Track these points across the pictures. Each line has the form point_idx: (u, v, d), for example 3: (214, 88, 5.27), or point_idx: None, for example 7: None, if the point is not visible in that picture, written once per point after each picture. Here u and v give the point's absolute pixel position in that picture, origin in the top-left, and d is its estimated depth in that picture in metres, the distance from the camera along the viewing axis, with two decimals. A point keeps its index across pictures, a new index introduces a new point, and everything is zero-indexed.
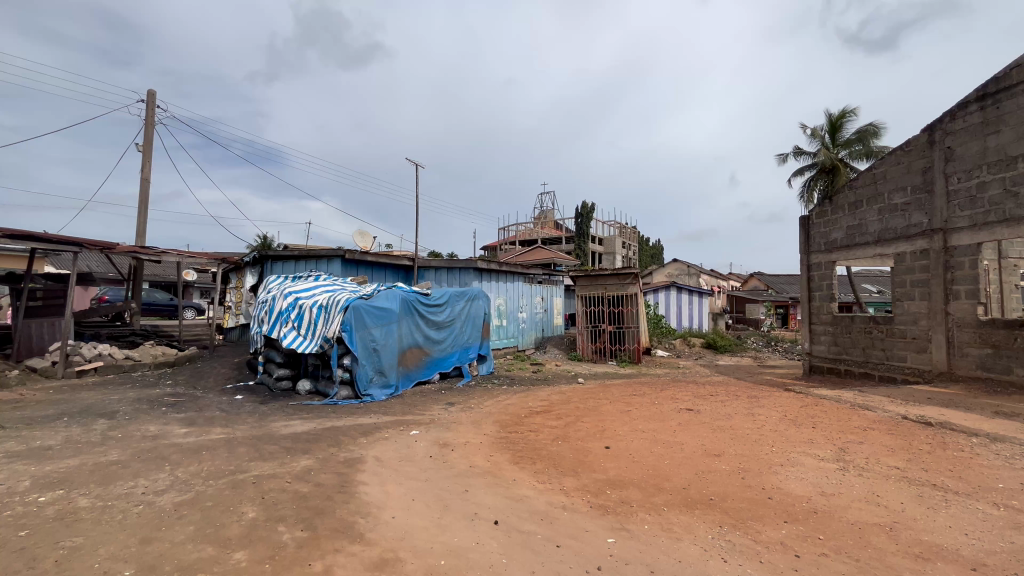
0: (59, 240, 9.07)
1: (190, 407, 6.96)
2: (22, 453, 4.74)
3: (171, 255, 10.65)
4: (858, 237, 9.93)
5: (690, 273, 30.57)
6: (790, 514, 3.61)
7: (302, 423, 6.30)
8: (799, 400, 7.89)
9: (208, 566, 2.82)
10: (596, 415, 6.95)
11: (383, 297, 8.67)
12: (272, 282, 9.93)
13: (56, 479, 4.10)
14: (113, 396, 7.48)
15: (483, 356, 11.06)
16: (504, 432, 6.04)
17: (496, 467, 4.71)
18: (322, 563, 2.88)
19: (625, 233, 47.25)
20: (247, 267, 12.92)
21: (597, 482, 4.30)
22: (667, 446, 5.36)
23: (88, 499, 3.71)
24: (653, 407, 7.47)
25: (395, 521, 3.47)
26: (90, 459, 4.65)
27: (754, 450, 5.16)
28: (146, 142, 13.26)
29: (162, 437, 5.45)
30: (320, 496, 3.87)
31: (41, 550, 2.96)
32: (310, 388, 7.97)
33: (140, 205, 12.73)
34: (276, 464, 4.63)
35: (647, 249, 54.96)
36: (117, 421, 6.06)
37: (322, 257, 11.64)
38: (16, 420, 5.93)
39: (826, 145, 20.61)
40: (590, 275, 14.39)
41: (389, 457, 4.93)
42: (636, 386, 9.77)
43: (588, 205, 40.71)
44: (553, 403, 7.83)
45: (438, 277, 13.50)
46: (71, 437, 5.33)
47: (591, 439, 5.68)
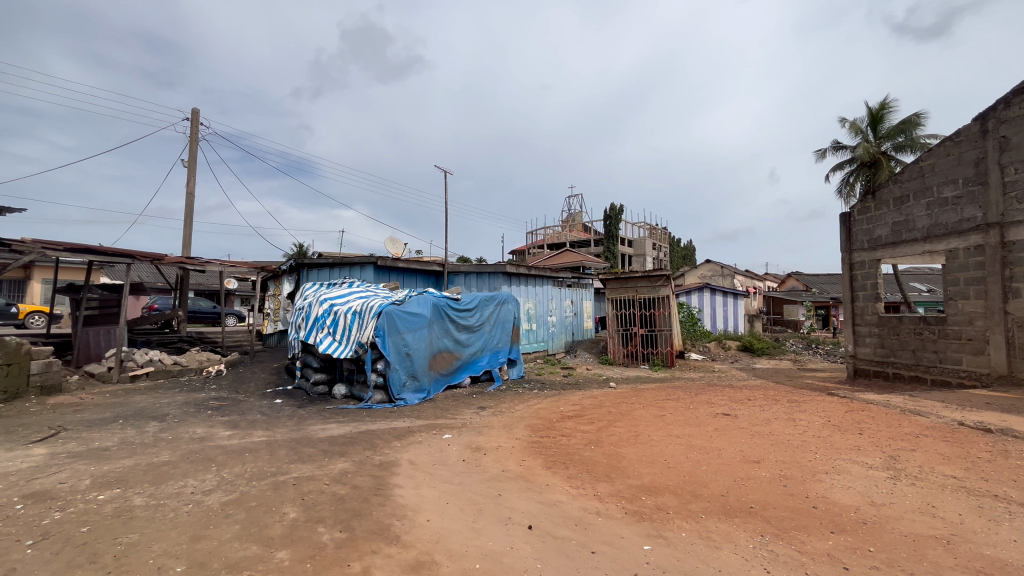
0: (113, 252, 9.62)
1: (233, 411, 7.23)
2: (83, 453, 5.05)
3: (215, 265, 11.13)
4: (905, 233, 9.43)
5: (724, 274, 29.86)
6: (836, 524, 3.46)
7: (338, 426, 6.48)
8: (845, 406, 7.50)
9: (254, 564, 2.93)
10: (629, 419, 6.86)
11: (414, 302, 8.81)
12: (308, 289, 10.23)
13: (113, 479, 4.34)
14: (163, 400, 7.89)
15: (513, 360, 11.10)
16: (536, 436, 6.03)
17: (529, 472, 4.70)
18: (360, 564, 2.94)
19: (655, 234, 46.57)
20: (285, 275, 13.45)
21: (631, 487, 4.23)
22: (704, 452, 5.23)
23: (143, 498, 3.92)
24: (687, 411, 7.29)
25: (430, 524, 3.50)
26: (143, 459, 4.90)
27: (797, 456, 4.97)
28: (191, 159, 14.00)
29: (207, 439, 5.69)
30: (358, 498, 3.96)
31: (101, 545, 3.14)
32: (346, 392, 8.18)
33: (186, 218, 13.44)
34: (314, 467, 4.76)
35: (677, 249, 54.01)
36: (168, 424, 6.37)
37: (355, 264, 11.92)
38: (77, 423, 6.32)
39: (866, 139, 19.76)
40: (620, 277, 14.20)
41: (423, 460, 5.01)
42: (669, 390, 9.62)
43: (616, 206, 40.24)
44: (585, 407, 7.78)
45: (467, 282, 13.66)
46: (126, 438, 5.63)
47: (624, 444, 5.61)
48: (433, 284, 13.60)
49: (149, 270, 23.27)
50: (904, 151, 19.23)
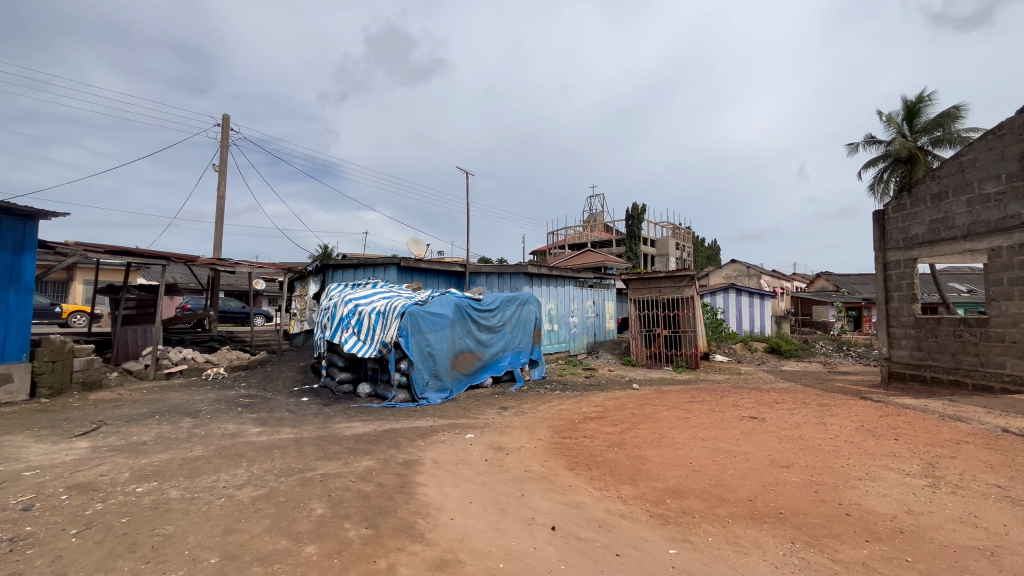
0: (149, 254, 9.99)
1: (262, 408, 7.43)
2: (122, 447, 5.27)
3: (244, 266, 11.45)
4: (944, 231, 9.05)
5: (750, 274, 29.21)
6: (871, 533, 3.35)
7: (363, 424, 6.58)
8: (879, 410, 7.23)
9: (283, 558, 3.00)
10: (652, 421, 6.78)
11: (437, 302, 8.89)
12: (333, 289, 10.42)
13: (150, 472, 4.51)
14: (196, 396, 8.17)
15: (535, 360, 11.09)
16: (559, 437, 6.01)
17: (551, 473, 4.69)
18: (386, 561, 2.98)
19: (679, 234, 45.86)
20: (311, 276, 13.74)
21: (655, 490, 4.18)
22: (731, 455, 5.12)
23: (178, 491, 4.06)
24: (713, 414, 7.15)
25: (454, 523, 3.53)
26: (178, 454, 5.08)
27: (828, 462, 4.83)
28: (222, 163, 14.44)
29: (238, 435, 5.86)
30: (382, 496, 4.02)
31: (140, 536, 3.27)
32: (370, 391, 8.31)
33: (218, 220, 13.88)
34: (340, 464, 4.85)
35: (702, 249, 52.99)
36: (201, 420, 6.58)
37: (379, 265, 12.09)
38: (117, 418, 6.59)
39: (902, 134, 19.02)
40: (643, 277, 14.04)
41: (446, 460, 5.04)
42: (694, 392, 9.46)
43: (639, 206, 39.80)
44: (608, 409, 7.72)
45: (489, 282, 13.72)
46: (162, 433, 5.85)
47: (648, 446, 5.54)
48: (456, 285, 13.70)
49: (183, 271, 24.08)
50: (941, 145, 18.46)
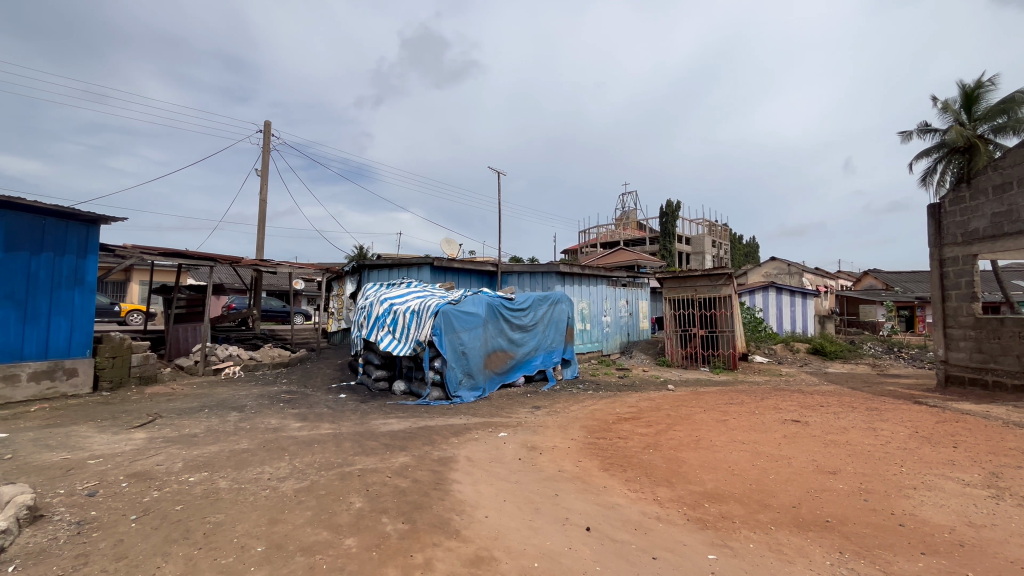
0: (198, 256, 10.50)
1: (303, 404, 7.70)
2: (175, 438, 5.57)
3: (285, 267, 11.88)
4: (1008, 225, 8.44)
5: (792, 272, 28.10)
6: (928, 545, 3.16)
7: (399, 421, 6.71)
8: (935, 416, 6.81)
9: (325, 549, 3.11)
10: (689, 423, 6.64)
11: (470, 302, 8.98)
12: (369, 289, 10.69)
13: (201, 463, 4.75)
14: (242, 392, 8.54)
15: (567, 360, 11.03)
16: (593, 437, 5.97)
17: (585, 473, 4.66)
18: (422, 556, 3.03)
19: (715, 232, 44.62)
20: (348, 276, 14.14)
21: (693, 493, 4.09)
22: (772, 460, 4.95)
23: (227, 481, 4.26)
24: (752, 417, 6.92)
25: (488, 520, 3.56)
26: (226, 446, 5.33)
27: (878, 469, 4.60)
28: (264, 168, 15.03)
29: (280, 430, 6.09)
30: (418, 491, 4.10)
31: (193, 523, 3.45)
32: (405, 388, 8.48)
33: (261, 222, 14.46)
34: (377, 459, 4.97)
35: (740, 247, 51.39)
36: (246, 414, 6.88)
37: (413, 265, 12.30)
38: (170, 411, 6.97)
39: (959, 122, 17.87)
40: (678, 276, 13.74)
41: (479, 457, 5.09)
42: (732, 394, 9.19)
43: (673, 203, 38.94)
44: (642, 410, 7.60)
45: (521, 281, 13.74)
46: (211, 426, 6.15)
47: (685, 449, 5.42)
48: (488, 284, 13.80)
49: (228, 271, 25.20)
50: (1005, 133, 17.20)
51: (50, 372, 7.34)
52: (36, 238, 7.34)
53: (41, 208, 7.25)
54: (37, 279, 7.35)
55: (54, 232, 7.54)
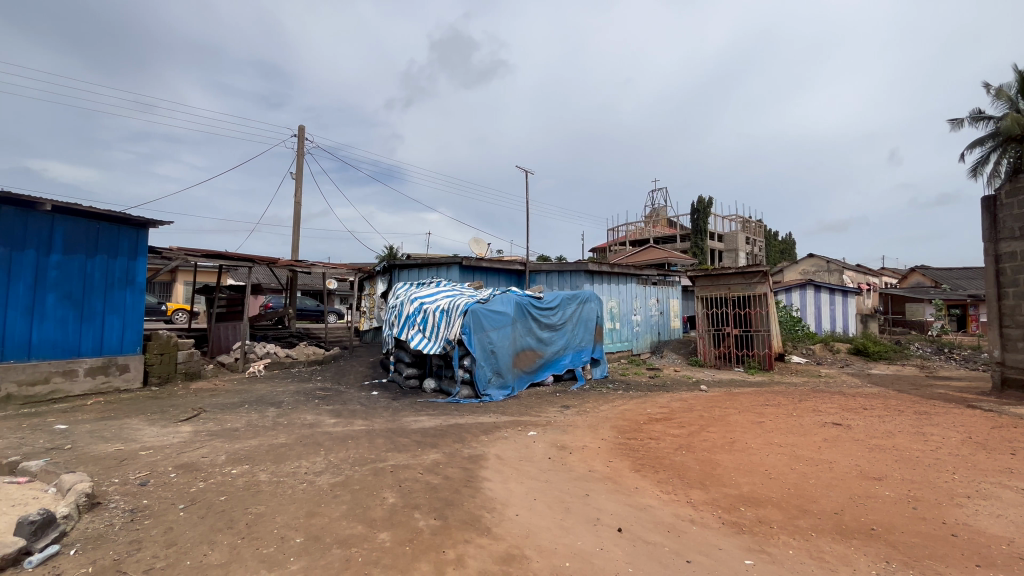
0: (237, 257, 10.91)
1: (337, 401, 7.90)
2: (219, 432, 5.82)
3: (319, 267, 12.22)
4: None
5: (832, 270, 27.04)
6: (983, 557, 2.99)
7: (429, 419, 6.81)
8: (991, 421, 6.42)
9: (360, 542, 3.18)
10: (723, 425, 6.47)
11: (499, 301, 9.02)
12: (400, 288, 10.88)
13: (243, 456, 4.94)
14: (279, 388, 8.84)
15: (597, 359, 10.93)
16: (623, 437, 5.90)
17: (616, 473, 4.61)
18: (454, 552, 3.07)
19: (749, 228, 43.39)
20: (379, 276, 14.42)
21: (728, 497, 3.99)
22: (812, 464, 4.78)
23: (267, 474, 4.42)
24: (790, 419, 6.69)
25: (519, 518, 3.57)
26: (265, 440, 5.53)
27: (927, 476, 4.38)
28: (299, 172, 15.49)
29: (316, 425, 6.27)
30: (449, 488, 4.15)
31: (236, 514, 3.59)
32: (435, 386, 8.60)
33: (296, 224, 14.92)
34: (409, 456, 5.06)
35: (775, 244, 49.78)
36: (283, 410, 7.12)
37: (442, 264, 12.44)
38: (214, 405, 7.28)
39: (1016, 108, 16.78)
40: (711, 274, 13.41)
41: (509, 456, 5.10)
42: (768, 395, 8.91)
43: (705, 199, 38.04)
44: (674, 411, 7.45)
45: (549, 280, 13.71)
46: (251, 421, 6.39)
47: (719, 450, 5.29)
48: (516, 283, 13.83)
49: (266, 272, 26.12)
50: None
51: (105, 368, 7.78)
52: (91, 241, 7.78)
53: (96, 213, 7.68)
54: (92, 280, 7.79)
55: (107, 235, 7.97)
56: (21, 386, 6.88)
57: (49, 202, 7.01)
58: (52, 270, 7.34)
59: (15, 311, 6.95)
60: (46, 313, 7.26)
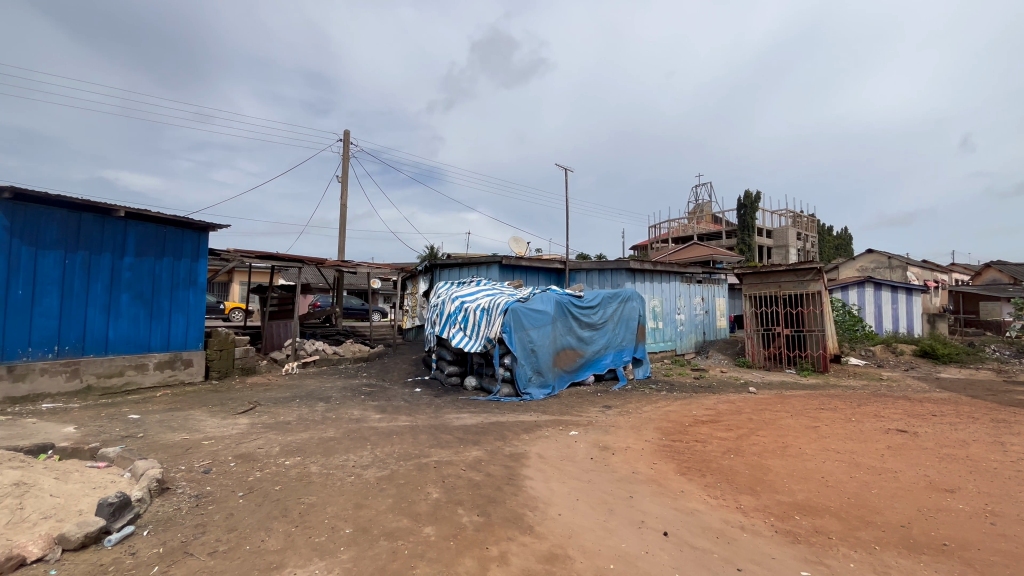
0: (288, 258, 11.42)
1: (381, 397, 8.13)
2: (273, 425, 6.12)
3: (364, 267, 12.60)
4: None
5: (893, 266, 25.33)
6: None
7: (471, 416, 6.89)
8: None
9: (406, 535, 3.26)
10: (774, 428, 6.20)
11: (539, 299, 9.01)
12: (441, 287, 11.07)
13: (295, 448, 5.18)
14: (327, 384, 9.20)
15: (639, 359, 10.72)
16: (667, 439, 5.76)
17: (661, 476, 4.50)
18: (498, 549, 3.09)
19: (801, 223, 41.31)
20: (421, 275, 14.73)
21: (781, 504, 3.81)
22: (874, 473, 4.49)
23: (317, 466, 4.61)
24: (848, 424, 6.31)
25: (561, 518, 3.55)
26: (316, 433, 5.77)
27: (1007, 489, 4.02)
28: (344, 175, 16.04)
29: (362, 420, 6.48)
30: (492, 485, 4.18)
31: (289, 503, 3.76)
32: (476, 384, 8.70)
33: (342, 226, 15.47)
34: (452, 452, 5.13)
35: (830, 239, 47.16)
36: (332, 405, 7.41)
37: (482, 263, 12.56)
38: (268, 399, 7.67)
39: None
40: (760, 272, 12.87)
41: (551, 455, 5.09)
42: (823, 398, 8.46)
43: (752, 193, 36.57)
44: (721, 413, 7.21)
45: (589, 279, 13.57)
46: (302, 415, 6.69)
47: (770, 455, 5.06)
48: (556, 282, 13.78)
49: (315, 272, 27.24)
50: None
51: (171, 362, 8.35)
52: (159, 244, 8.35)
53: (163, 218, 8.25)
54: (160, 280, 8.37)
55: (173, 239, 8.54)
56: (100, 378, 7.48)
57: (123, 208, 7.58)
58: (126, 272, 7.94)
59: (93, 309, 7.55)
60: (120, 311, 7.85)
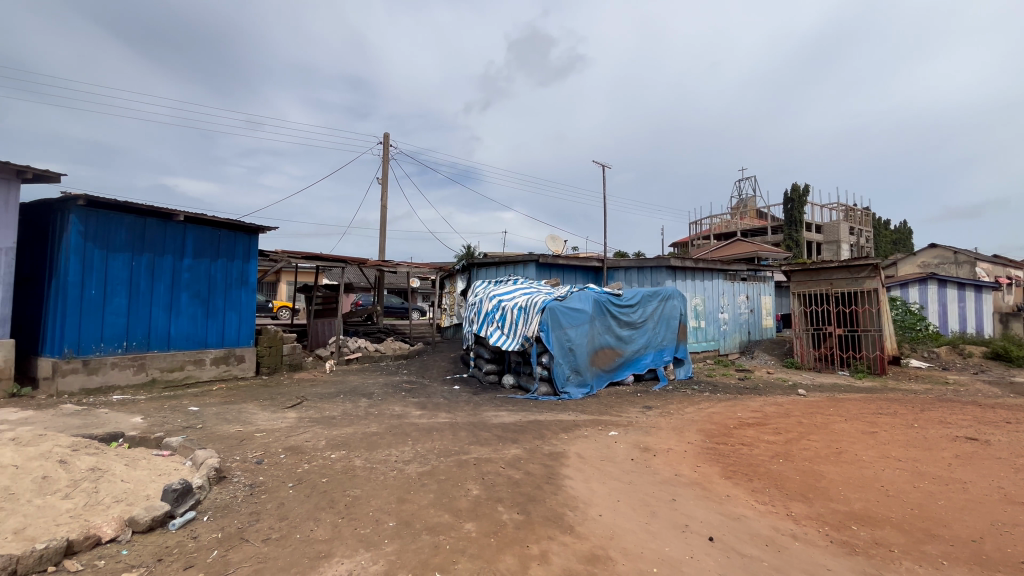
0: (332, 258, 11.83)
1: (421, 393, 8.29)
2: (319, 419, 6.35)
3: (404, 266, 12.88)
4: None
5: (960, 262, 23.57)
6: None
7: (509, 414, 6.93)
8: None
9: (447, 530, 3.31)
10: (826, 433, 5.90)
11: (577, 298, 8.93)
12: (478, 286, 11.17)
13: (341, 442, 5.36)
14: (369, 380, 9.48)
15: (680, 360, 10.45)
16: (711, 441, 5.59)
17: (705, 479, 4.37)
18: (538, 548, 3.09)
19: (855, 217, 39.11)
20: (458, 274, 14.92)
21: (836, 513, 3.62)
22: (940, 483, 4.19)
23: (362, 460, 4.75)
24: (910, 430, 5.92)
25: (602, 519, 3.51)
26: (360, 428, 5.95)
27: None
28: (384, 177, 16.44)
29: (403, 416, 6.63)
30: (531, 484, 4.18)
31: (336, 495, 3.90)
32: (514, 382, 8.73)
33: (382, 227, 15.88)
34: (491, 450, 5.17)
35: (887, 233, 44.42)
36: (374, 401, 7.62)
37: (519, 262, 12.58)
38: (315, 394, 7.98)
39: None
40: (809, 269, 12.28)
41: (590, 455, 5.03)
42: (881, 402, 7.97)
43: (800, 186, 34.96)
44: (768, 416, 6.93)
45: (628, 277, 13.34)
46: (346, 410, 6.91)
47: (823, 461, 4.82)
48: (593, 280, 13.63)
49: (357, 272, 28.10)
50: None
51: (226, 358, 8.81)
52: (214, 246, 8.83)
53: (218, 221, 8.72)
54: (216, 280, 8.85)
55: (227, 241, 9.01)
56: (163, 371, 7.98)
57: (181, 213, 8.06)
58: (185, 273, 8.43)
59: (157, 307, 8.06)
60: (180, 309, 8.35)
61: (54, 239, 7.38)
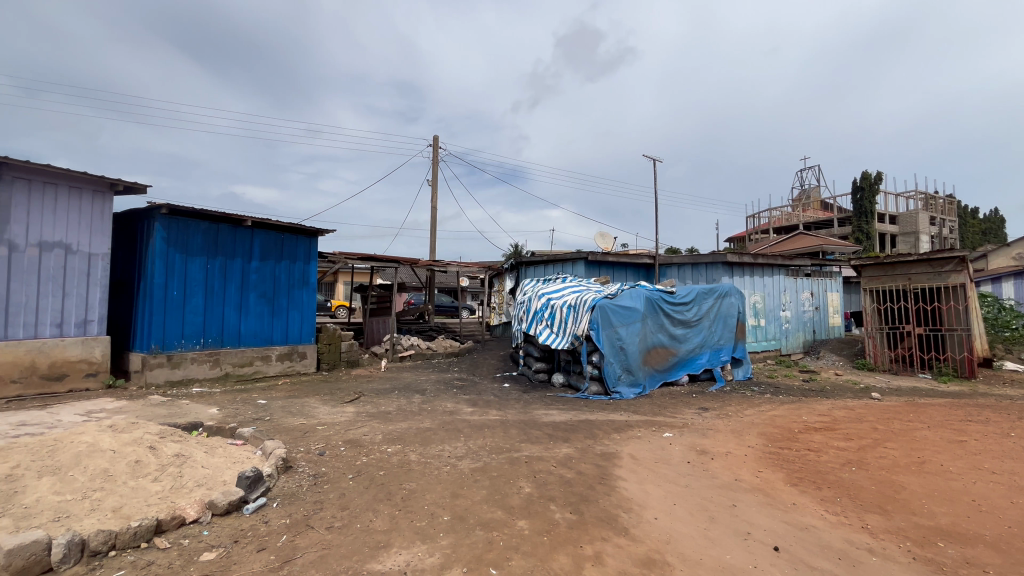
0: (386, 258, 12.24)
1: (472, 391, 8.42)
2: (376, 414, 6.60)
3: (454, 266, 13.12)
4: None
5: None
6: None
7: (559, 413, 6.89)
8: None
9: (500, 527, 3.35)
10: (906, 440, 5.44)
11: (628, 296, 8.75)
12: (527, 284, 11.20)
13: (396, 436, 5.54)
14: (422, 377, 9.75)
15: (738, 360, 9.99)
16: (774, 446, 5.31)
17: (769, 485, 4.16)
18: (592, 549, 3.05)
19: (936, 205, 35.81)
20: (507, 273, 15.01)
21: (919, 527, 3.34)
22: None
23: (416, 455, 4.89)
24: (1006, 441, 5.34)
25: (658, 522, 3.42)
26: (414, 423, 6.13)
27: None
28: (434, 179, 16.83)
29: (455, 412, 6.77)
30: (584, 484, 4.14)
31: (393, 488, 4.03)
32: (564, 381, 8.69)
33: (433, 227, 16.26)
34: (542, 448, 5.17)
35: (975, 222, 40.36)
36: (427, 397, 7.82)
37: (568, 260, 12.49)
38: (371, 390, 8.30)
39: None
40: (883, 263, 11.38)
41: (644, 456, 4.91)
42: (970, 409, 7.25)
43: (871, 174, 32.48)
44: (838, 420, 6.48)
45: (681, 274, 12.90)
46: (401, 406, 7.14)
47: (902, 471, 4.45)
48: (644, 277, 13.29)
49: (409, 272, 28.96)
50: None
51: (290, 354, 9.34)
52: (279, 249, 9.37)
53: (281, 226, 9.25)
54: (280, 281, 9.40)
55: (289, 244, 9.54)
56: (235, 366, 8.58)
57: (249, 218, 8.61)
58: (253, 274, 9.01)
59: (229, 307, 8.67)
60: (249, 309, 8.93)
61: (141, 245, 8.09)
